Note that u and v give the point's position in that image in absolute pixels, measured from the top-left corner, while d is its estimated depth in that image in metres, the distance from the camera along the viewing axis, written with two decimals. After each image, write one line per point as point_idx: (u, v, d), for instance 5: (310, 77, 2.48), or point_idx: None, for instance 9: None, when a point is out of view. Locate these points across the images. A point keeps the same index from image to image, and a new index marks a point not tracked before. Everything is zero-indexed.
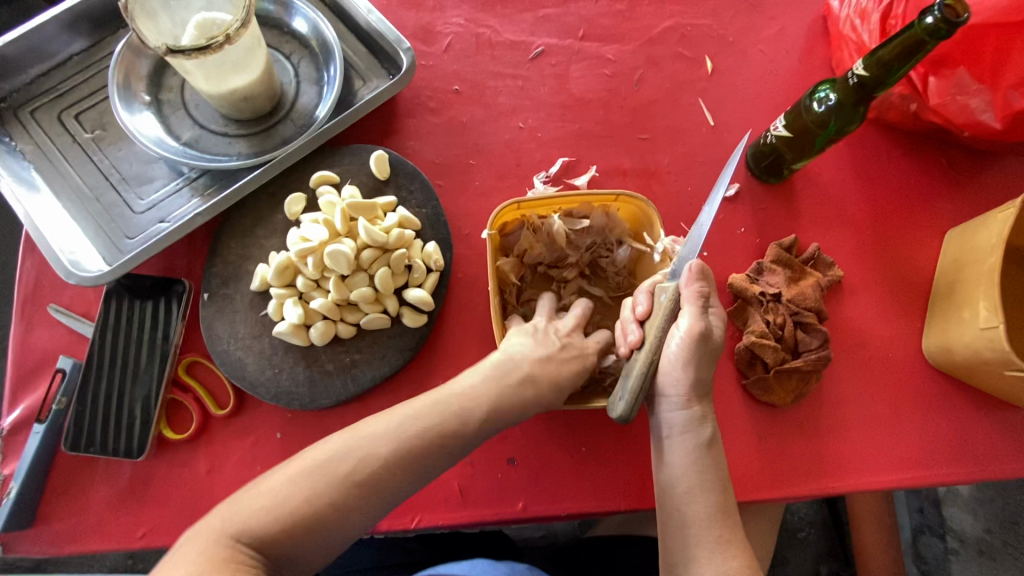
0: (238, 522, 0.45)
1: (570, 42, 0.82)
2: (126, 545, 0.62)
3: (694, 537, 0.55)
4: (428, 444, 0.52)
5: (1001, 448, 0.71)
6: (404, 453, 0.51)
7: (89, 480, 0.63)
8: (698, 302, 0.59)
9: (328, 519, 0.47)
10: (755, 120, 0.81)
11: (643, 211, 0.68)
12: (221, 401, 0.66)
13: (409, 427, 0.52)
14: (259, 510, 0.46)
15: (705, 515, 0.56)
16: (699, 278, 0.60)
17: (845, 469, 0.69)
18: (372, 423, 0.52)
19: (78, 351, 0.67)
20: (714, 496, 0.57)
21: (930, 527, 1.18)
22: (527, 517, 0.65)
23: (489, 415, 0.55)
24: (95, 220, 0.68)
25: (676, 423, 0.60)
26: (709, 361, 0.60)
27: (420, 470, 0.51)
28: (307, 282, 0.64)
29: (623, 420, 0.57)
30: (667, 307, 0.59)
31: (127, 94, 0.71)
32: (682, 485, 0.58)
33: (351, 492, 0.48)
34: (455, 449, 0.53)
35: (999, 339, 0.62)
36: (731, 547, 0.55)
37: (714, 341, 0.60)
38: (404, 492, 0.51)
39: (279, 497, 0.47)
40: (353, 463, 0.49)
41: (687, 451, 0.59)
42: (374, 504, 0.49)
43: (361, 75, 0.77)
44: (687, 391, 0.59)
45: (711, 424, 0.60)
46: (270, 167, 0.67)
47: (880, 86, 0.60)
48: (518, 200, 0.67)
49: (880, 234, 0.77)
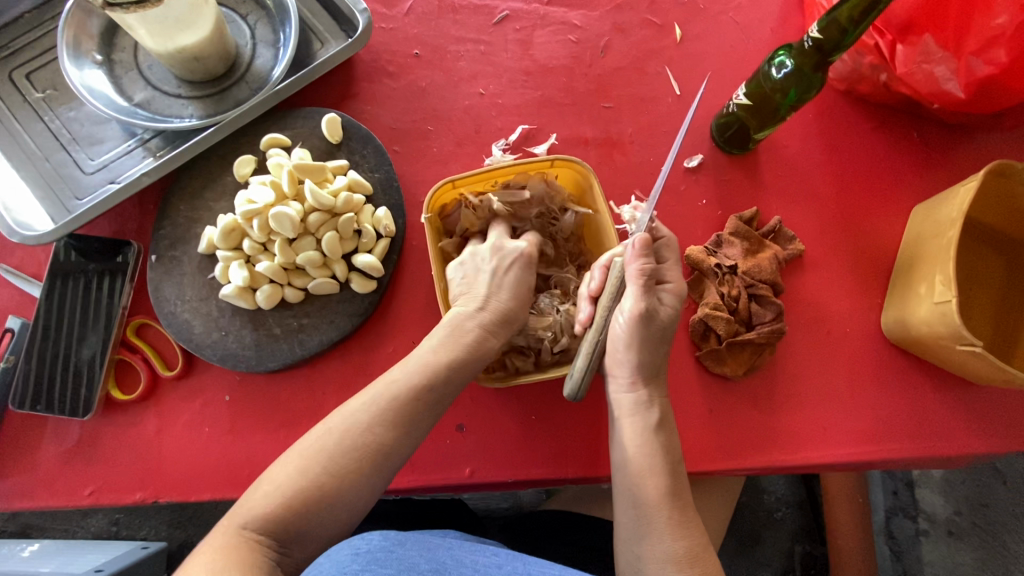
0: (244, 509, 0.48)
1: (536, 7, 0.80)
2: (74, 502, 0.63)
3: (646, 514, 0.53)
4: (408, 417, 0.54)
5: (956, 424, 0.70)
6: (390, 428, 0.53)
7: (38, 438, 0.63)
8: (643, 281, 0.58)
9: (331, 494, 0.49)
10: (722, 89, 0.79)
11: (583, 175, 0.67)
12: (171, 363, 0.66)
13: (391, 400, 0.54)
14: (262, 497, 0.49)
15: (656, 496, 0.54)
16: (644, 253, 0.58)
17: (796, 442, 0.69)
18: (355, 403, 0.54)
19: (28, 311, 0.67)
20: (664, 478, 0.55)
21: (904, 509, 1.18)
22: (474, 483, 0.66)
23: (454, 377, 0.57)
24: (44, 180, 0.68)
25: (624, 405, 0.60)
26: (657, 341, 0.59)
27: (405, 438, 0.54)
28: (253, 245, 0.63)
29: (576, 397, 0.60)
30: (614, 283, 0.60)
31: (77, 52, 0.69)
32: (630, 466, 0.56)
33: (349, 469, 0.50)
34: (430, 415, 0.56)
35: (950, 314, 0.61)
36: (684, 527, 0.53)
37: (661, 320, 0.59)
38: (395, 461, 0.53)
39: (279, 480, 0.49)
40: (348, 441, 0.51)
41: (635, 433, 0.58)
42: (371, 476, 0.52)
43: (319, 37, 0.75)
44: (634, 373, 0.60)
45: (659, 405, 0.60)
46: (221, 127, 0.67)
47: (836, 49, 0.59)
48: (453, 178, 0.66)
49: (844, 208, 0.76)
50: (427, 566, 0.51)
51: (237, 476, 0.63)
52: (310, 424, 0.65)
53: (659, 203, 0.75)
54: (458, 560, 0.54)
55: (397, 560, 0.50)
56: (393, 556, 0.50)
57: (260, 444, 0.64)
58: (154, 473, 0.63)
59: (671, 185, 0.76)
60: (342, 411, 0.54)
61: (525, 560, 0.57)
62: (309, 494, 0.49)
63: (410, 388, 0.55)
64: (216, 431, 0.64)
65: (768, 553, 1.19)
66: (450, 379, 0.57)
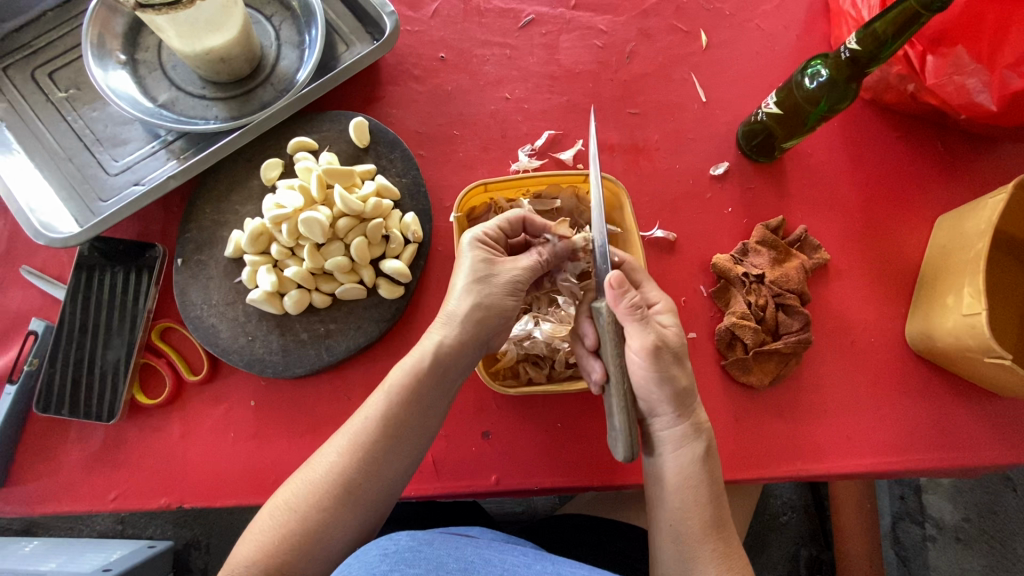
0: (234, 556, 0.49)
1: (562, 11, 0.80)
2: (97, 507, 0.62)
3: (689, 552, 0.54)
4: (376, 454, 0.52)
5: (979, 434, 0.70)
6: (359, 467, 0.52)
7: (62, 441, 0.63)
8: (634, 315, 0.54)
9: (311, 535, 0.49)
10: (748, 97, 0.79)
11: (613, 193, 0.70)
12: (195, 367, 0.66)
13: (356, 438, 0.53)
14: (248, 545, 0.49)
15: (699, 529, 0.54)
16: (624, 288, 0.54)
17: (820, 451, 0.69)
18: (327, 445, 0.54)
19: (51, 314, 0.66)
20: (706, 510, 0.55)
21: (911, 514, 1.19)
22: (500, 490, 0.65)
23: (422, 410, 0.55)
24: (68, 181, 0.67)
25: (669, 438, 0.57)
26: (678, 366, 0.56)
27: (376, 474, 0.52)
28: (281, 250, 0.63)
29: (632, 458, 0.53)
30: (612, 331, 0.54)
31: (101, 52, 0.68)
32: (674, 501, 0.55)
33: (320, 510, 0.50)
34: (405, 452, 0.54)
35: (979, 326, 0.61)
36: (728, 558, 0.54)
37: (673, 344, 0.56)
38: (375, 497, 0.52)
39: (265, 530, 0.50)
40: (315, 482, 0.51)
41: (681, 465, 0.56)
42: (346, 515, 0.51)
43: (345, 39, 0.75)
44: (675, 408, 0.56)
45: (705, 435, 0.57)
46: (247, 130, 0.66)
47: (873, 60, 0.58)
48: (486, 181, 0.67)
49: (870, 218, 0.76)
50: (454, 565, 0.51)
51: (262, 482, 0.63)
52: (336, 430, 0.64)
53: (685, 210, 0.75)
54: (486, 558, 0.53)
55: (424, 559, 0.51)
56: (420, 555, 0.51)
57: (285, 450, 0.63)
58: (178, 478, 0.63)
59: (696, 192, 0.76)
60: (315, 455, 0.53)
61: (553, 559, 0.56)
62: (289, 538, 0.49)
63: (374, 425, 0.53)
64: (241, 436, 0.64)
65: (775, 558, 1.20)
66: (413, 410, 0.54)
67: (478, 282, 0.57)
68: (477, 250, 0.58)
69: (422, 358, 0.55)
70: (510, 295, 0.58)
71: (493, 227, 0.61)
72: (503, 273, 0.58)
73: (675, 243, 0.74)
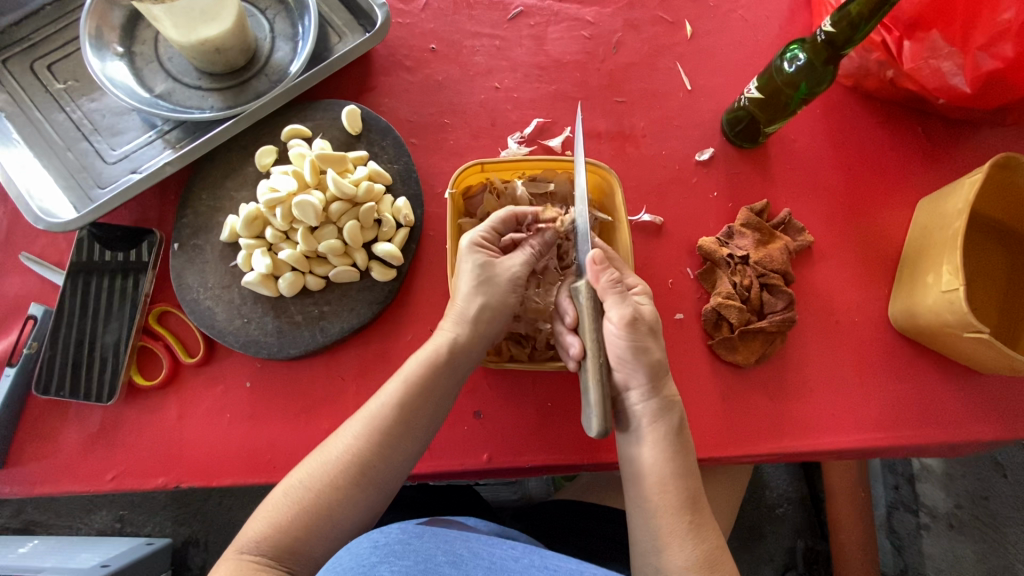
0: (246, 532, 0.51)
1: (550, 3, 0.82)
2: (95, 488, 0.63)
3: (665, 526, 0.54)
4: (391, 437, 0.55)
5: (963, 410, 0.72)
6: (374, 449, 0.54)
7: (61, 424, 0.64)
8: (614, 290, 0.57)
9: (323, 513, 0.52)
10: (732, 84, 0.81)
11: (606, 181, 0.71)
12: (192, 349, 0.67)
13: (374, 422, 0.55)
14: (258, 522, 0.51)
15: (675, 504, 0.55)
16: (603, 265, 0.57)
17: (807, 428, 0.71)
18: (345, 427, 0.56)
19: (49, 299, 0.67)
20: (684, 484, 0.56)
21: (904, 503, 1.21)
22: (492, 468, 0.67)
23: (435, 398, 0.57)
24: (66, 170, 0.69)
25: (644, 413, 0.58)
26: (652, 339, 0.58)
27: (388, 457, 0.54)
28: (276, 234, 0.64)
29: (607, 432, 0.52)
30: (590, 308, 0.56)
31: (99, 44, 0.70)
32: (651, 476, 0.56)
33: (334, 489, 0.52)
34: (417, 437, 0.56)
35: (958, 302, 0.63)
36: (701, 532, 0.54)
37: (647, 319, 0.59)
38: (388, 480, 0.55)
39: (274, 510, 0.52)
40: (334, 464, 0.53)
41: (656, 441, 0.57)
42: (357, 496, 0.53)
43: (337, 31, 0.76)
44: (648, 381, 0.57)
45: (677, 410, 0.59)
46: (242, 118, 0.67)
47: (849, 43, 0.60)
48: (481, 161, 0.68)
49: (852, 201, 0.78)
50: (444, 558, 0.53)
51: (257, 462, 0.64)
52: (330, 410, 0.65)
53: (671, 196, 0.77)
54: (474, 551, 0.55)
55: (412, 552, 0.53)
56: (410, 547, 0.53)
57: (280, 430, 0.65)
58: (175, 459, 0.64)
59: (683, 178, 0.77)
60: (331, 438, 0.56)
61: (541, 552, 0.56)
62: (301, 515, 0.51)
63: (391, 410, 0.56)
64: (238, 417, 0.65)
65: (771, 549, 1.20)
66: (427, 398, 0.57)
67: (483, 287, 0.60)
68: (475, 256, 0.61)
69: (439, 350, 0.58)
70: (512, 292, 0.62)
71: (487, 228, 0.64)
72: (501, 273, 0.61)
73: (662, 227, 0.76)
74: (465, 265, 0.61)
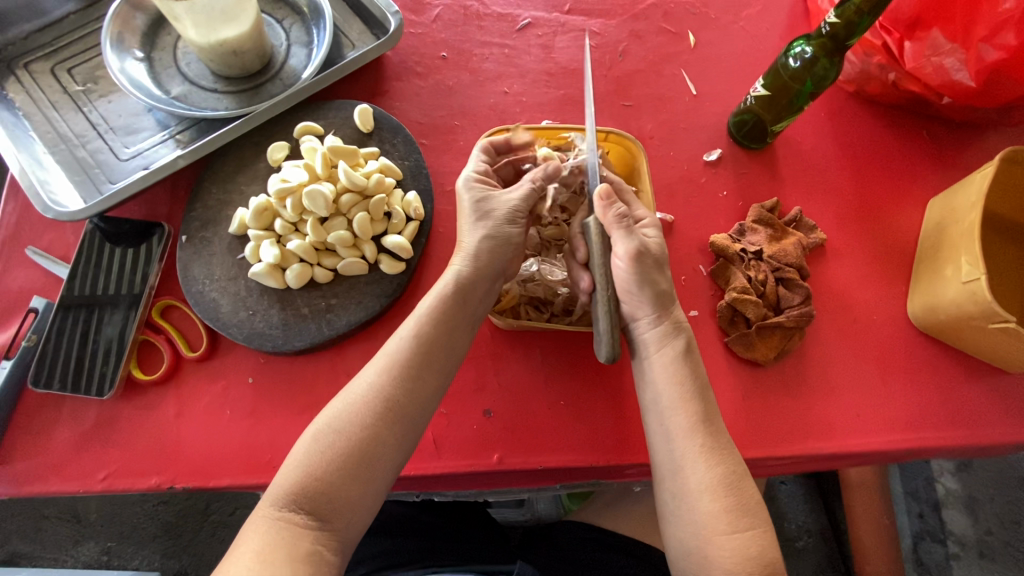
0: (276, 490, 0.48)
1: (557, 15, 0.85)
2: (85, 488, 0.60)
3: (681, 451, 0.53)
4: (413, 372, 0.54)
5: (993, 412, 0.69)
6: (398, 384, 0.53)
7: (54, 420, 0.62)
8: (620, 224, 0.56)
9: (357, 456, 0.50)
10: (736, 89, 0.82)
11: (631, 151, 0.71)
12: (194, 344, 0.65)
13: (393, 358, 0.54)
14: (287, 473, 0.49)
15: (688, 425, 0.54)
16: (610, 201, 0.56)
17: (831, 430, 0.67)
18: (366, 367, 0.55)
19: (52, 293, 0.66)
20: (694, 407, 0.54)
21: (931, 533, 1.13)
22: (502, 470, 0.63)
23: (450, 331, 0.57)
24: (78, 166, 0.69)
25: (651, 340, 0.58)
26: (658, 271, 0.58)
27: (414, 392, 0.53)
28: (285, 225, 0.64)
29: (615, 358, 0.53)
30: (597, 241, 0.55)
31: (119, 47, 0.72)
32: (663, 400, 0.55)
33: (361, 428, 0.51)
34: (440, 368, 0.56)
35: (981, 291, 0.61)
36: (716, 455, 0.52)
37: (654, 251, 0.58)
38: (420, 415, 0.54)
39: (303, 455, 0.50)
40: (357, 404, 0.52)
41: (667, 364, 0.56)
42: (388, 435, 0.51)
43: (350, 39, 0.79)
44: (653, 308, 0.58)
45: (685, 333, 0.58)
46: (253, 116, 0.69)
47: (852, 34, 0.62)
48: (507, 127, 0.69)
49: (862, 200, 0.78)
50: None
51: (257, 461, 0.61)
52: None
53: (680, 195, 0.77)
54: None
55: None
56: None
57: (283, 427, 0.62)
58: (170, 458, 0.61)
59: (691, 177, 0.78)
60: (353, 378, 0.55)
61: None
62: (331, 459, 0.49)
63: (409, 344, 0.55)
64: (238, 414, 0.62)
65: None
66: (447, 331, 0.56)
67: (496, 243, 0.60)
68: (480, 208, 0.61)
69: (456, 282, 0.58)
70: (513, 224, 0.61)
71: (482, 164, 0.64)
72: (499, 205, 0.61)
73: (673, 224, 0.75)
74: (465, 201, 0.61)
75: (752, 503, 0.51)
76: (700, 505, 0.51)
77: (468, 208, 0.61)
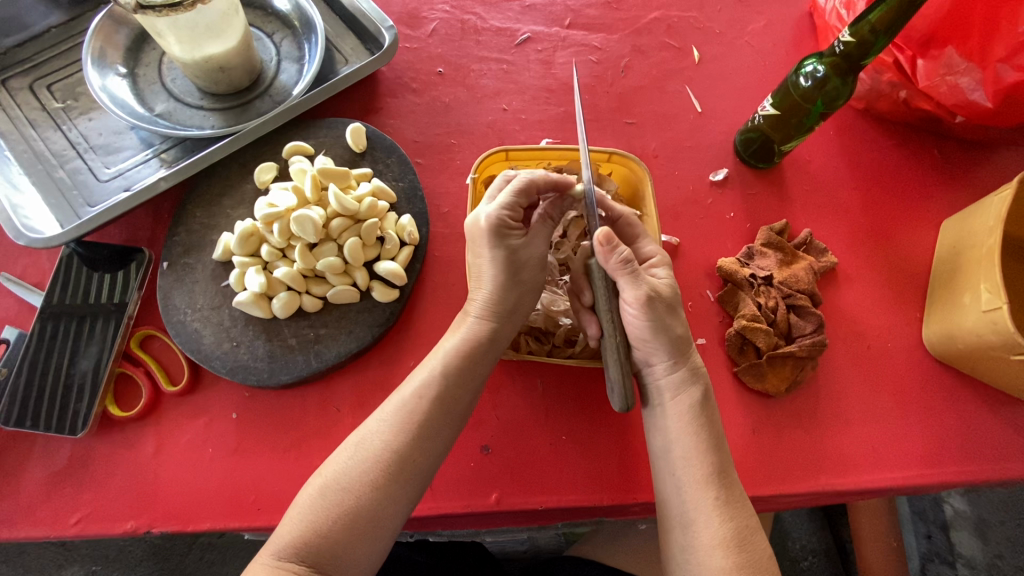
0: (277, 539, 0.46)
1: (557, 30, 0.82)
2: (56, 533, 0.56)
3: (692, 501, 0.50)
4: (425, 425, 0.51)
5: (1014, 444, 0.65)
6: (405, 439, 0.50)
7: (25, 460, 0.58)
8: (626, 270, 0.52)
9: (366, 516, 0.47)
10: (741, 106, 0.80)
11: (636, 173, 0.68)
12: (174, 377, 0.62)
13: (400, 409, 0.51)
14: (290, 522, 0.46)
15: (701, 476, 0.51)
16: (612, 245, 0.51)
17: (846, 464, 0.64)
18: (370, 419, 0.52)
19: (25, 323, 0.63)
20: (710, 457, 0.51)
21: (939, 554, 1.09)
22: (500, 511, 0.59)
23: (470, 373, 0.54)
24: (57, 187, 0.66)
25: (666, 386, 0.55)
26: (672, 315, 0.54)
27: (421, 447, 0.50)
28: (272, 251, 0.61)
29: (628, 408, 0.52)
30: (602, 286, 0.53)
31: (101, 63, 0.68)
32: (675, 449, 0.52)
33: (368, 487, 0.47)
34: (448, 423, 0.52)
35: (1002, 321, 0.58)
36: (730, 508, 0.50)
37: (665, 295, 0.54)
38: (426, 473, 0.50)
39: (308, 507, 0.47)
40: (366, 455, 0.49)
41: (682, 413, 0.53)
42: (388, 493, 0.48)
43: (344, 54, 0.76)
44: (668, 355, 0.54)
45: (702, 380, 0.55)
46: (241, 135, 0.65)
47: (867, 54, 0.59)
48: (506, 147, 0.66)
49: (874, 222, 0.75)
50: None
51: (239, 503, 0.57)
52: (323, 444, 0.59)
53: (686, 216, 0.74)
54: None
55: None
56: None
57: (267, 467, 0.58)
58: (147, 500, 0.57)
59: (697, 199, 0.75)
60: (361, 427, 0.51)
61: None
62: (334, 513, 0.46)
63: (416, 397, 0.51)
64: (221, 452, 0.59)
65: None
66: (469, 373, 0.54)
67: (513, 275, 0.56)
68: (504, 243, 0.55)
69: (473, 336, 0.55)
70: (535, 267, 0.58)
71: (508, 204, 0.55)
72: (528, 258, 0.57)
73: (678, 247, 0.72)
74: (488, 252, 0.55)
75: (764, 561, 0.48)
76: (712, 561, 0.48)
77: (484, 237, 0.55)
